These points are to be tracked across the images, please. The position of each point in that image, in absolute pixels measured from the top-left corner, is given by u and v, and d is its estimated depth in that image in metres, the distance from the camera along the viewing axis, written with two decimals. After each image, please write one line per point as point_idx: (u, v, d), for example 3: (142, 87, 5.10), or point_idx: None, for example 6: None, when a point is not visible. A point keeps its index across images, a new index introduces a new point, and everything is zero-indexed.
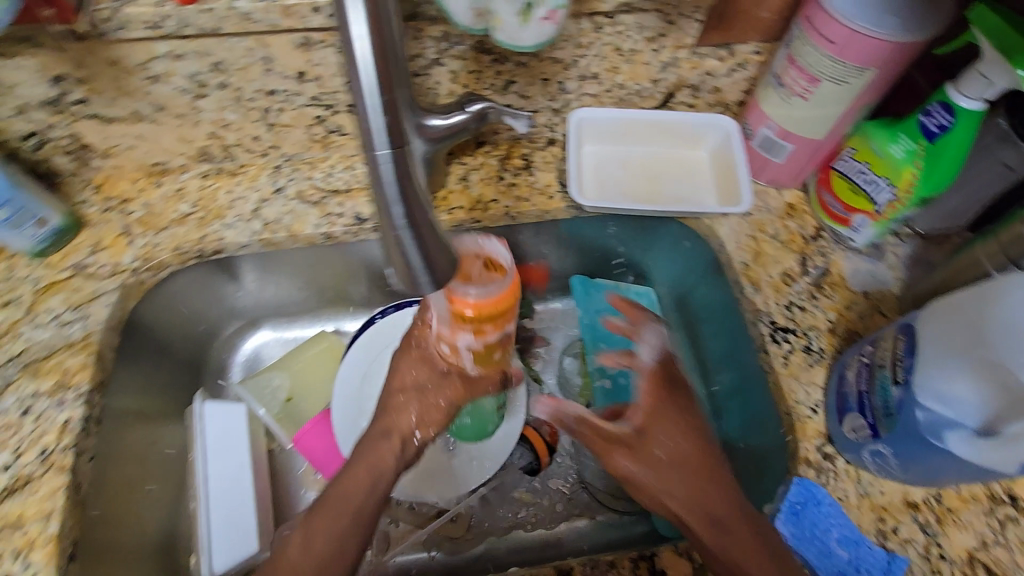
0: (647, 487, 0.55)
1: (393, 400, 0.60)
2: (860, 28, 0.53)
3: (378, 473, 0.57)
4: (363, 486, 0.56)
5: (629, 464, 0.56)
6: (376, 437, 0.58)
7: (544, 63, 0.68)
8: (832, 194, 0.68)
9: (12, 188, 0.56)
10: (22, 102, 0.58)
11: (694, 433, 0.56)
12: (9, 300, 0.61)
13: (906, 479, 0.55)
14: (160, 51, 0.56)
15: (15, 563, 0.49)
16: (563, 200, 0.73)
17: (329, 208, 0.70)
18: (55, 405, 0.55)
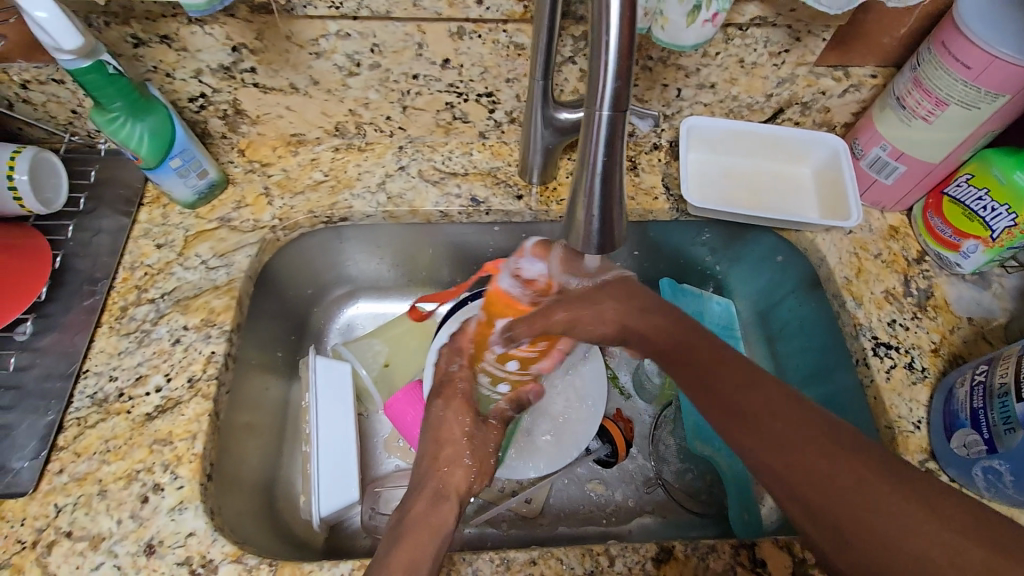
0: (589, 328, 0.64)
1: (443, 452, 0.64)
2: (1001, 55, 0.55)
3: (440, 531, 0.54)
4: (429, 540, 0.53)
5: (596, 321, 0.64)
6: (431, 502, 0.58)
7: (668, 69, 0.70)
8: (942, 219, 0.69)
9: (188, 140, 0.63)
10: (200, 65, 0.64)
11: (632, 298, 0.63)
12: (163, 242, 0.67)
13: (1016, 502, 0.54)
14: (331, 29, 0.62)
15: (165, 473, 0.54)
16: (667, 202, 0.76)
17: (447, 187, 0.74)
18: (202, 339, 0.61)
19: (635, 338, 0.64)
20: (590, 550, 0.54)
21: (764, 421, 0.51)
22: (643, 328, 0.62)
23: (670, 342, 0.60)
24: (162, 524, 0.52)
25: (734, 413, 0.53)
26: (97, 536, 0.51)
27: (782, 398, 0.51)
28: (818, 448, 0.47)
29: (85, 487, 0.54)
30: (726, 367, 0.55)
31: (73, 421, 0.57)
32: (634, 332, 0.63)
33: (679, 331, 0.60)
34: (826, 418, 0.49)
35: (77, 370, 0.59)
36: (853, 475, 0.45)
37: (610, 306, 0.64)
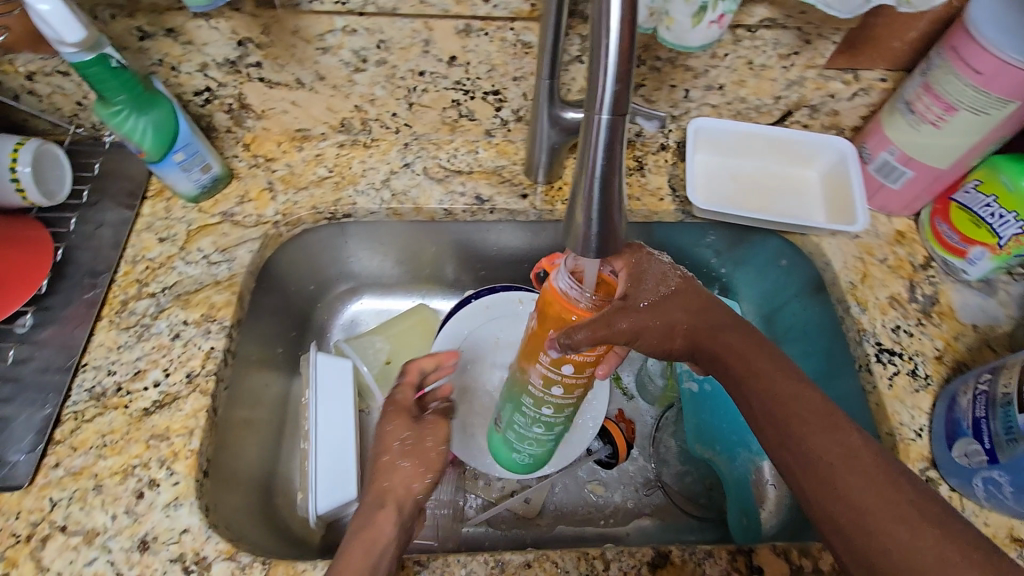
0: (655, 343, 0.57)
1: (378, 460, 0.57)
2: (1012, 60, 0.54)
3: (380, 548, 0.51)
4: (364, 567, 0.49)
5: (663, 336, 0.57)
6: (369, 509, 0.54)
7: (676, 70, 0.69)
8: (949, 225, 0.69)
9: (191, 134, 0.63)
10: (206, 59, 0.64)
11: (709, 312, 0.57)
12: (166, 236, 0.67)
13: (1017, 511, 0.54)
14: (337, 25, 0.61)
15: (161, 469, 0.54)
16: (673, 204, 0.75)
17: (452, 185, 0.74)
18: (201, 334, 0.61)
19: (703, 355, 0.57)
20: (586, 553, 0.54)
21: (838, 470, 0.47)
22: (715, 348, 0.56)
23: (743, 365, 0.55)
24: (157, 520, 0.52)
25: (804, 454, 0.49)
26: (91, 531, 0.51)
27: (865, 449, 0.48)
28: (895, 512, 0.44)
29: (81, 481, 0.54)
30: (808, 408, 0.51)
31: (71, 414, 0.57)
32: (703, 349, 0.57)
33: (755, 357, 0.55)
34: (910, 483, 0.46)
35: (76, 363, 0.59)
36: (929, 548, 0.42)
37: (679, 318, 0.56)
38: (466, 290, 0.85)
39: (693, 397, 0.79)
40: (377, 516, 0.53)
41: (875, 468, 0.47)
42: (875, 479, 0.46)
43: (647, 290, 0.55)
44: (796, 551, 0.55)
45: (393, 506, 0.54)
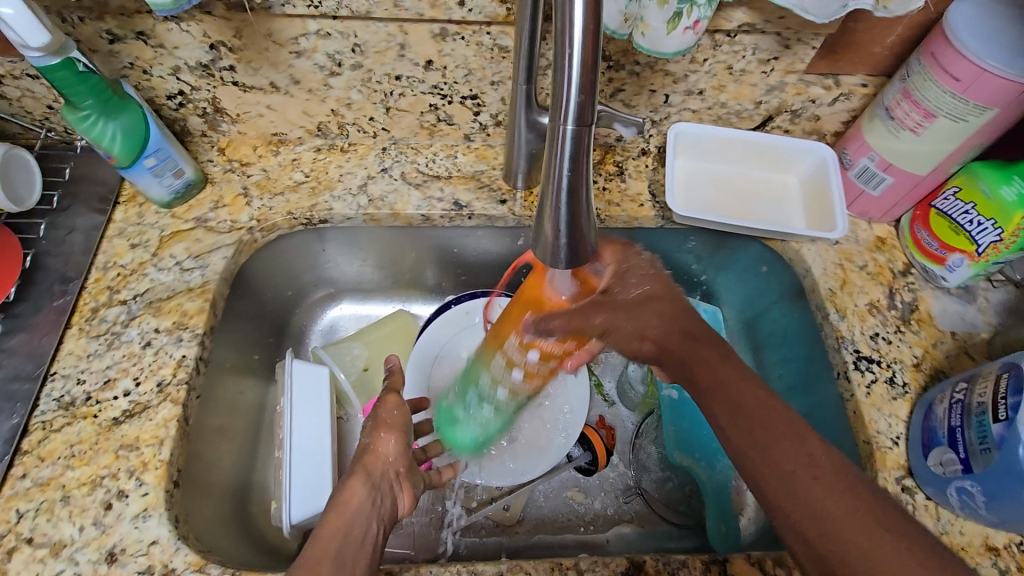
0: (630, 340, 0.54)
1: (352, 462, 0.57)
2: (990, 67, 0.54)
3: (357, 516, 0.51)
4: (338, 533, 0.49)
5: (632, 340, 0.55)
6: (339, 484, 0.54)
7: (655, 75, 0.68)
8: (928, 231, 0.68)
9: (163, 139, 0.62)
10: (178, 63, 0.63)
11: (680, 321, 0.54)
12: (139, 242, 0.66)
13: (991, 522, 0.54)
14: (311, 28, 0.60)
15: (130, 480, 0.53)
16: (653, 209, 0.75)
17: (430, 191, 0.73)
18: (173, 342, 0.60)
19: (669, 361, 0.55)
20: (559, 564, 0.53)
21: (806, 477, 0.45)
22: (684, 355, 0.54)
23: (711, 375, 0.52)
24: (126, 532, 0.51)
25: (767, 456, 0.47)
26: (58, 543, 0.51)
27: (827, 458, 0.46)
28: (859, 522, 0.43)
29: (48, 492, 0.53)
30: (779, 419, 0.49)
31: (39, 424, 0.56)
32: (670, 358, 0.55)
33: (725, 365, 0.53)
34: (872, 493, 0.44)
35: (44, 372, 0.58)
36: (890, 557, 0.41)
37: (651, 327, 0.54)
38: (446, 296, 0.85)
39: (672, 405, 0.79)
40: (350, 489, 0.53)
41: (837, 479, 0.45)
42: (835, 496, 0.44)
43: (633, 286, 0.54)
44: (771, 561, 0.54)
45: (365, 472, 0.54)
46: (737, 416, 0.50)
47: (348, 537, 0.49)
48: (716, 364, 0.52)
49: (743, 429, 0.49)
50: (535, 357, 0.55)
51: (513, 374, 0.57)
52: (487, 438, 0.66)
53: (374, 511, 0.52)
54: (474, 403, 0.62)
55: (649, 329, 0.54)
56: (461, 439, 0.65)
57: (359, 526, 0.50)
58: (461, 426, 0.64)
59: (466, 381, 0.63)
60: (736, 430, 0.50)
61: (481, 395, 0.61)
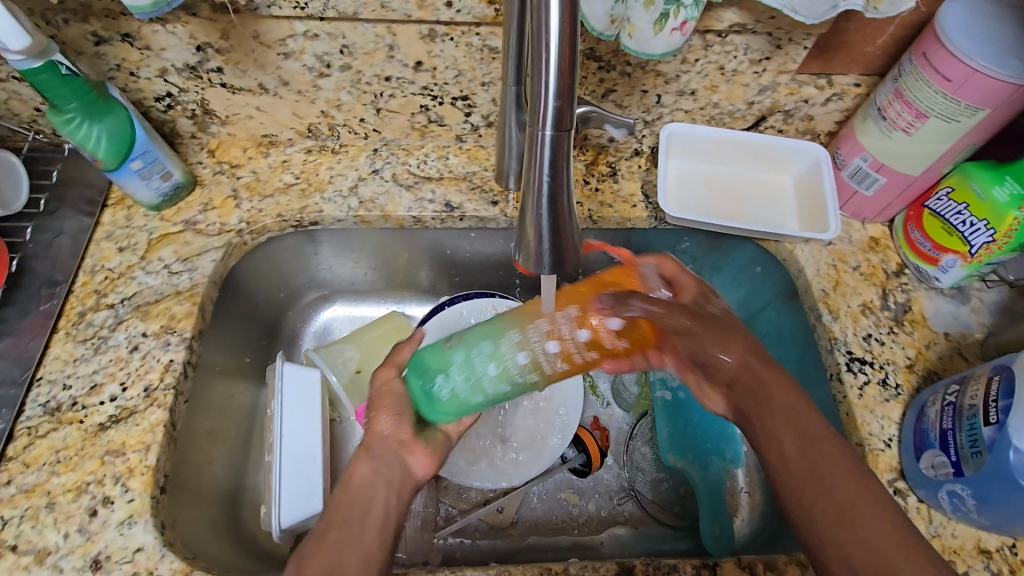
0: (712, 357, 0.55)
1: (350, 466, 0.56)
2: (981, 67, 0.53)
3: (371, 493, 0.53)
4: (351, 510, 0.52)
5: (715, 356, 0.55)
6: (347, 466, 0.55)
7: (647, 75, 0.68)
8: (922, 232, 0.68)
9: (149, 142, 0.61)
10: (165, 64, 0.62)
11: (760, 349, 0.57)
12: (127, 245, 0.66)
13: (983, 524, 0.54)
14: (298, 29, 0.60)
15: (116, 486, 0.53)
16: (645, 210, 0.74)
17: (421, 192, 0.73)
18: (161, 346, 0.60)
19: (743, 385, 0.55)
20: (549, 569, 0.53)
21: (848, 495, 0.48)
22: (760, 381, 0.55)
23: (784, 405, 0.53)
24: (111, 539, 0.51)
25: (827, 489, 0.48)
26: (42, 551, 0.50)
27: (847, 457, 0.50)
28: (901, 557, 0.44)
29: (33, 499, 0.52)
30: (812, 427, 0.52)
31: (25, 430, 0.55)
32: (744, 382, 0.54)
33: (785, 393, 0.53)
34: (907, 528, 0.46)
35: (30, 377, 0.57)
36: None
37: (732, 347, 0.55)
38: (440, 297, 0.84)
39: (666, 406, 0.78)
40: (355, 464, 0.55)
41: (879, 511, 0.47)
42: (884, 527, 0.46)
43: (716, 310, 0.58)
44: (761, 564, 0.54)
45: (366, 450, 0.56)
46: (802, 450, 0.51)
47: (354, 507, 0.52)
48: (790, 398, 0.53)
49: (806, 461, 0.50)
50: (586, 337, 0.51)
51: (554, 335, 0.52)
52: (464, 402, 0.55)
53: (382, 482, 0.54)
54: (482, 354, 0.53)
55: (731, 352, 0.55)
56: (442, 386, 0.54)
57: (366, 497, 0.53)
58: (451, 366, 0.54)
59: (486, 330, 0.54)
60: (800, 463, 0.50)
61: (495, 352, 0.52)
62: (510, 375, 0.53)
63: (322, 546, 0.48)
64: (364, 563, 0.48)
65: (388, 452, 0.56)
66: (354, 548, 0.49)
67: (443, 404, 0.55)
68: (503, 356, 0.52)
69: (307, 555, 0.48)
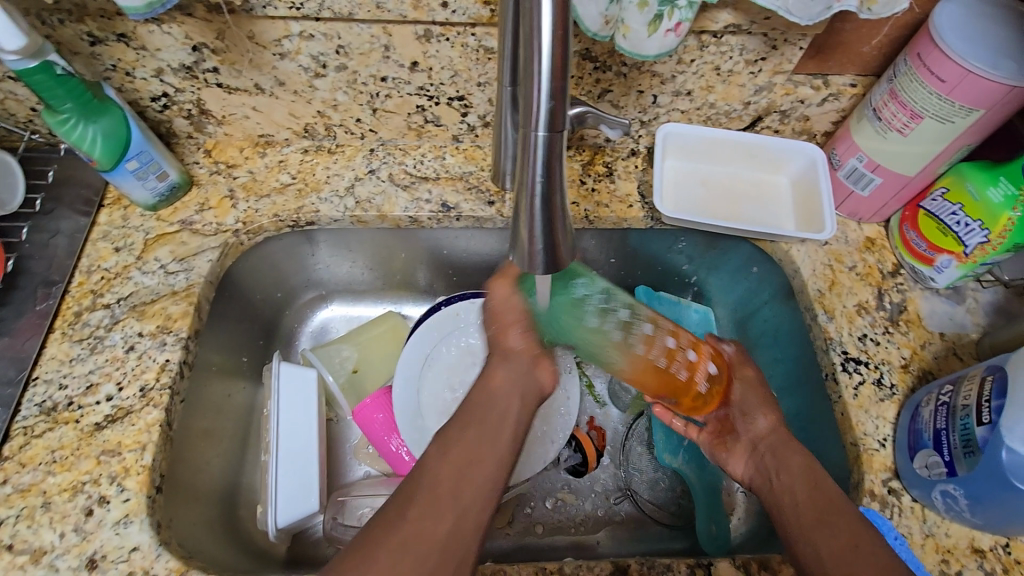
0: (750, 421, 0.64)
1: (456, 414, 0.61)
2: (975, 69, 0.53)
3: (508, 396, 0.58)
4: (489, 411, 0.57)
5: (754, 418, 0.64)
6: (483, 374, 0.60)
7: (643, 75, 0.68)
8: (917, 232, 0.68)
9: (145, 142, 0.61)
10: (161, 65, 0.62)
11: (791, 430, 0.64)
12: (123, 245, 0.66)
13: (976, 524, 0.54)
14: (294, 30, 0.60)
15: (112, 486, 0.53)
16: (642, 210, 0.74)
17: (417, 192, 0.73)
18: (157, 346, 0.60)
19: (767, 446, 0.62)
20: (543, 569, 0.53)
21: (842, 537, 0.50)
22: (787, 448, 0.60)
23: (801, 465, 0.58)
24: (106, 538, 0.51)
25: (824, 532, 0.51)
26: (38, 550, 0.50)
27: (836, 491, 0.54)
28: None
29: (28, 499, 0.52)
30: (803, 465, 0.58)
31: (21, 429, 0.55)
32: (771, 443, 0.61)
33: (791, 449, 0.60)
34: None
35: (26, 377, 0.58)
36: None
37: (768, 414, 0.63)
38: (437, 297, 0.85)
39: None
40: (492, 368, 0.60)
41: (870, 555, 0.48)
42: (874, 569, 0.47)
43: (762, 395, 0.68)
44: (755, 564, 0.54)
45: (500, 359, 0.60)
46: (809, 500, 0.54)
47: (493, 409, 0.58)
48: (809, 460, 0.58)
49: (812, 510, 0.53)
50: (671, 344, 0.57)
51: (659, 328, 0.57)
52: (580, 310, 0.55)
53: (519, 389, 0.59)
54: (619, 299, 0.57)
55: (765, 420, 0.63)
56: (581, 287, 0.55)
57: (504, 401, 0.58)
58: (591, 279, 0.56)
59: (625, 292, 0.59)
60: (807, 512, 0.54)
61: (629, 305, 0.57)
62: (628, 325, 0.55)
63: (464, 438, 0.55)
64: (496, 464, 0.55)
65: (522, 363, 0.59)
66: (488, 448, 0.55)
67: (568, 295, 0.55)
68: (632, 311, 0.57)
69: (448, 447, 0.55)
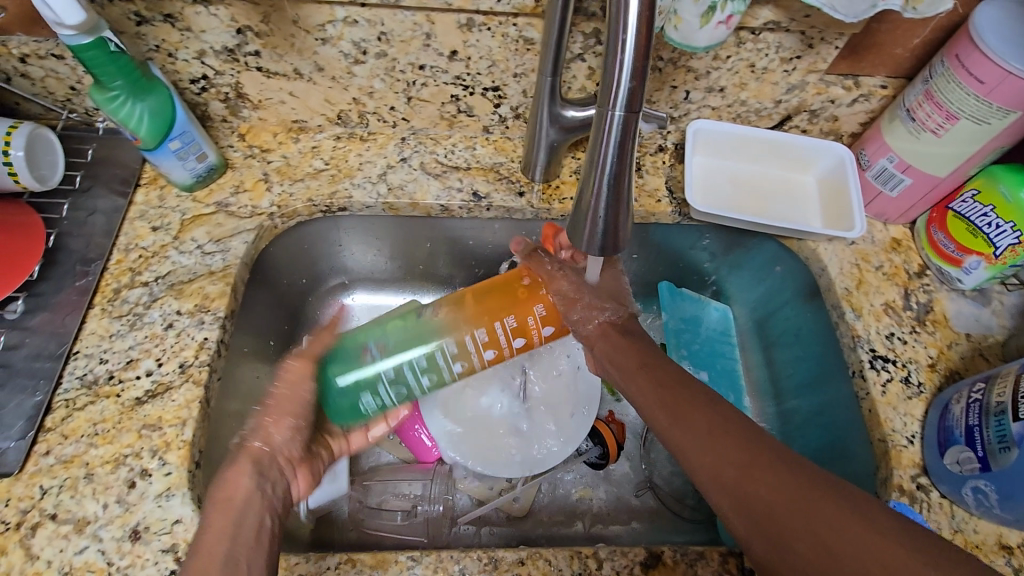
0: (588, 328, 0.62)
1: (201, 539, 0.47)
2: (1015, 71, 0.54)
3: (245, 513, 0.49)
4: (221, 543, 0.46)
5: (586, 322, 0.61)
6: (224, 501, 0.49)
7: (678, 71, 0.68)
8: (945, 234, 0.69)
9: (188, 122, 0.62)
10: (203, 47, 0.63)
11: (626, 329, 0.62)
12: (160, 225, 0.66)
13: (1006, 520, 0.55)
14: (338, 15, 0.60)
15: (153, 459, 0.54)
16: (670, 205, 0.75)
17: (449, 181, 0.73)
18: (195, 325, 0.61)
19: (605, 350, 0.61)
20: (579, 552, 0.54)
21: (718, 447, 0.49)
22: (629, 351, 0.59)
23: (651, 378, 0.56)
24: (149, 510, 0.52)
25: (704, 453, 0.49)
26: (82, 520, 0.51)
27: (688, 397, 0.53)
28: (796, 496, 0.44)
29: (71, 470, 0.53)
30: (691, 387, 0.54)
31: (62, 402, 0.56)
32: (608, 345, 0.61)
33: (647, 355, 0.59)
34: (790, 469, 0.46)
35: (67, 351, 0.58)
36: (842, 525, 0.42)
37: (606, 314, 0.62)
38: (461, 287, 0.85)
39: None
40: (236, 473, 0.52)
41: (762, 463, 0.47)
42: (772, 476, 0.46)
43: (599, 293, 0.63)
44: None
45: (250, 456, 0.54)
46: (669, 418, 0.52)
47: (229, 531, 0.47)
48: (651, 368, 0.57)
49: (682, 422, 0.52)
50: (490, 357, 0.63)
51: (467, 359, 0.63)
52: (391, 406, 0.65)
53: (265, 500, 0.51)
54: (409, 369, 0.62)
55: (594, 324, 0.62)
56: (375, 393, 0.62)
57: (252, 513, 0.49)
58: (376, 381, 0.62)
59: (414, 340, 0.62)
60: (677, 425, 0.52)
61: (418, 368, 0.62)
62: (432, 351, 0.61)
63: None
64: None
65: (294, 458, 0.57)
66: None
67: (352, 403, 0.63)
68: (435, 364, 0.62)
69: None
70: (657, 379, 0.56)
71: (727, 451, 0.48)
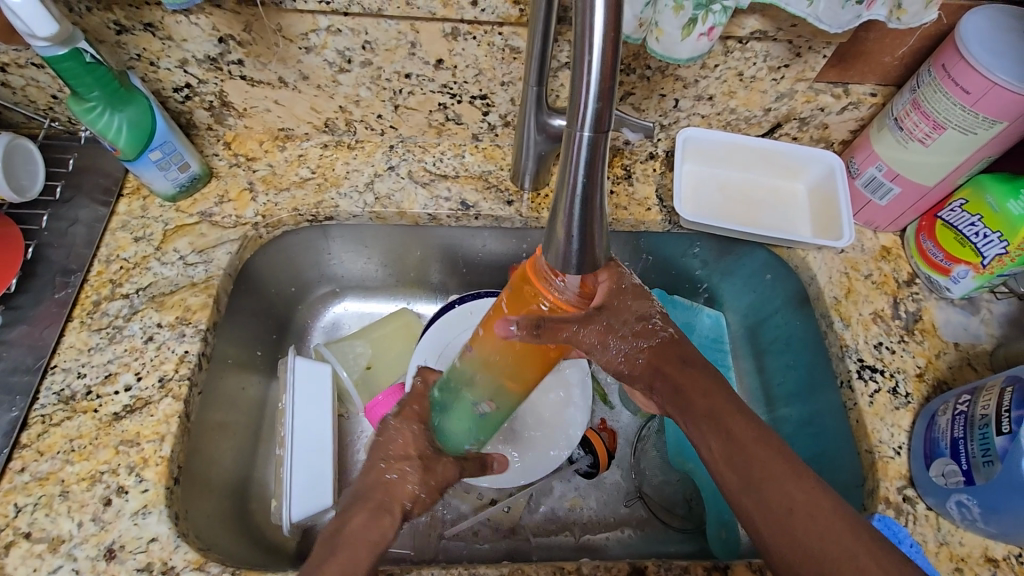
0: (631, 361, 0.53)
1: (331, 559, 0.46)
2: (1001, 81, 0.54)
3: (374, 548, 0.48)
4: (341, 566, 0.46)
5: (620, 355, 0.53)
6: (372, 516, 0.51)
7: (666, 79, 0.68)
8: (935, 243, 0.68)
9: (169, 132, 0.61)
10: (186, 55, 0.62)
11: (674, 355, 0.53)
12: (142, 235, 0.66)
13: (990, 533, 0.55)
14: (322, 24, 0.60)
15: (130, 476, 0.53)
16: (660, 213, 0.75)
17: (436, 190, 0.73)
18: (175, 337, 0.60)
19: (662, 387, 0.53)
20: (561, 569, 0.53)
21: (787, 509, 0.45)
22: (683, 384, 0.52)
23: (715, 427, 0.49)
24: (125, 528, 0.51)
25: (776, 517, 0.45)
26: (56, 539, 0.50)
27: (756, 450, 0.47)
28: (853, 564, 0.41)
29: (46, 487, 0.52)
30: (762, 441, 0.48)
31: (38, 418, 0.55)
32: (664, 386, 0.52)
33: (718, 399, 0.51)
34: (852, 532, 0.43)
35: (44, 365, 0.57)
36: None
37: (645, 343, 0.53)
38: (451, 295, 0.84)
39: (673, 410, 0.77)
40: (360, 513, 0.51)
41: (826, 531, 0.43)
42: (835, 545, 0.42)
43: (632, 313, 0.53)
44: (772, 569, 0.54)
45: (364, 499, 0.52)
46: (739, 475, 0.47)
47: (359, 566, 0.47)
48: (715, 414, 0.50)
49: (751, 479, 0.46)
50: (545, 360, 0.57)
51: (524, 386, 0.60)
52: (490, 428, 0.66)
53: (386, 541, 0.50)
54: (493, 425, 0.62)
55: (638, 358, 0.53)
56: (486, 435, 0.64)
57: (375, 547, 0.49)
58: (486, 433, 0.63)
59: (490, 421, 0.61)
60: (746, 485, 0.46)
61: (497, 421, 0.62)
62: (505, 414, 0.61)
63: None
64: None
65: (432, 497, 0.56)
66: None
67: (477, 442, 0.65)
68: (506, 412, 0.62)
69: None
70: (722, 426, 0.49)
71: (798, 517, 0.44)
